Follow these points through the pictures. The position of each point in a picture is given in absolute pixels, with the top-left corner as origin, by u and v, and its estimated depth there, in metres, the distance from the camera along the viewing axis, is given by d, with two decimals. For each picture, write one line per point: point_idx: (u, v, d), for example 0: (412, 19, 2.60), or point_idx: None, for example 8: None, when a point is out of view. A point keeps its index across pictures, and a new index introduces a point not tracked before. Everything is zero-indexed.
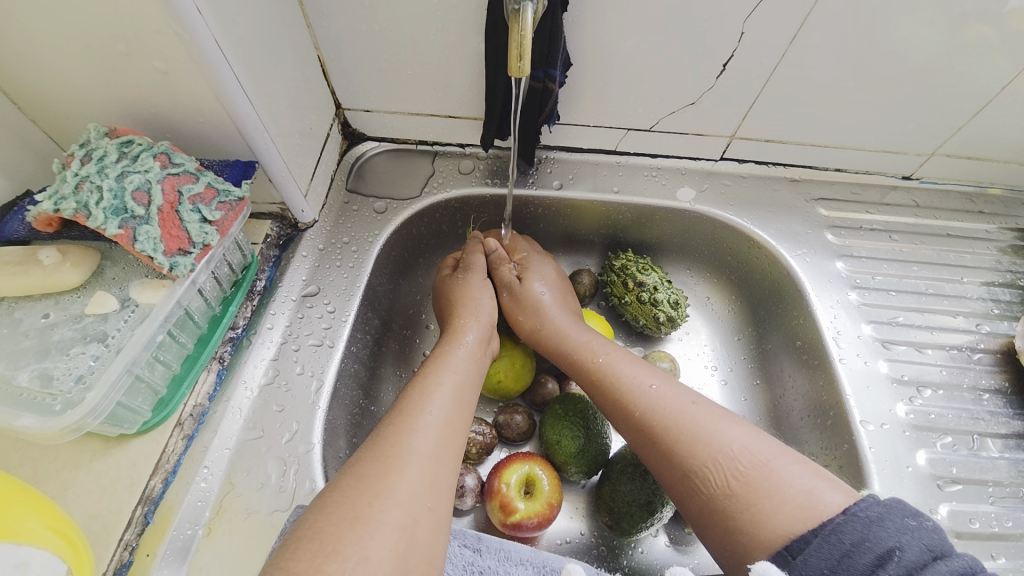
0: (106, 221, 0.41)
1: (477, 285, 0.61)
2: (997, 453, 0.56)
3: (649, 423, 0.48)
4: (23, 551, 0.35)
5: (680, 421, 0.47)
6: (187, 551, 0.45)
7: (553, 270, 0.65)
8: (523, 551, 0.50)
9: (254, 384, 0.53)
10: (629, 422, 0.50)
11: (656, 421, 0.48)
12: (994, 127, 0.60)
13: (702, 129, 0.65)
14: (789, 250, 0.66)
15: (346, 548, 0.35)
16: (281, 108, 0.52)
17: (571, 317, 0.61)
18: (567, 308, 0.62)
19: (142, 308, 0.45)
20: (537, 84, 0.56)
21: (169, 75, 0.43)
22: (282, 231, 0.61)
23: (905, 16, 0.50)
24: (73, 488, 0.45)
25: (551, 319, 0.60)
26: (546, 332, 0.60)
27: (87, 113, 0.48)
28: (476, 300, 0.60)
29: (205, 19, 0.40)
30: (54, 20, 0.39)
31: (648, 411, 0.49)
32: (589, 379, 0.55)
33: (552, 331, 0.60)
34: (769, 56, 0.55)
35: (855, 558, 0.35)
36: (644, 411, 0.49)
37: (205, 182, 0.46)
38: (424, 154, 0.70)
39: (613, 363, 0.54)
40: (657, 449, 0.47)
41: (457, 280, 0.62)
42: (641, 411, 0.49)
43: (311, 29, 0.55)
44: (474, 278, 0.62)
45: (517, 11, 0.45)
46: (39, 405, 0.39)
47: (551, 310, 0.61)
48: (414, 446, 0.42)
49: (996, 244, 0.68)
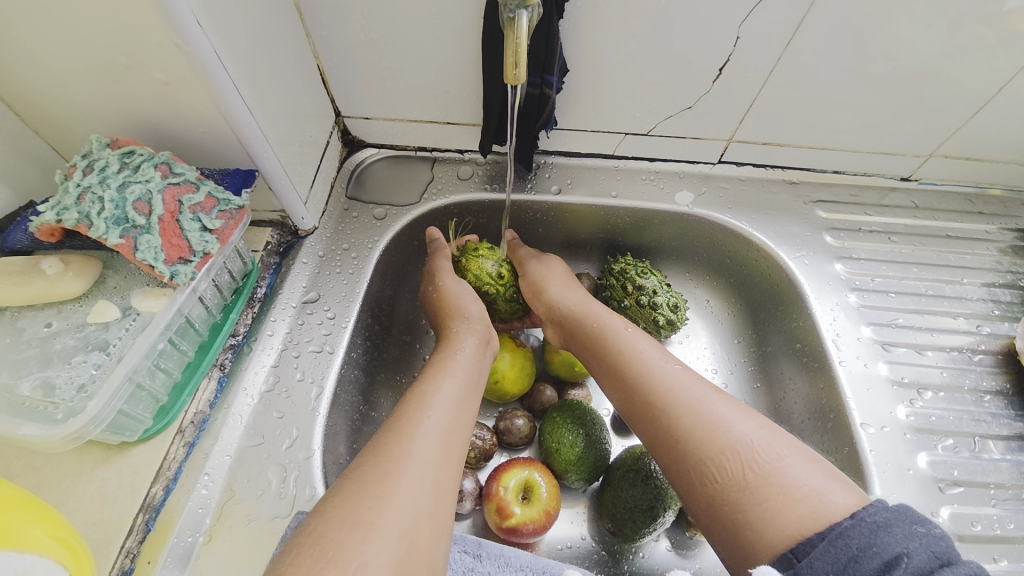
0: (106, 231, 0.41)
1: (457, 291, 0.61)
2: (999, 455, 0.56)
3: (665, 410, 0.48)
4: (25, 558, 0.35)
5: (699, 409, 0.47)
6: (187, 558, 0.45)
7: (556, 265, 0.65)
8: (523, 557, 0.50)
9: (254, 391, 0.53)
10: (645, 406, 0.50)
11: (675, 407, 0.48)
12: (991, 128, 0.60)
13: (700, 133, 0.65)
14: (788, 253, 0.66)
15: (347, 554, 0.35)
16: (281, 117, 0.52)
17: (592, 301, 0.62)
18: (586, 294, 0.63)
19: (143, 316, 0.45)
20: (534, 91, 0.57)
21: (170, 86, 0.44)
22: (283, 238, 0.62)
23: (900, 19, 0.50)
24: (75, 496, 0.45)
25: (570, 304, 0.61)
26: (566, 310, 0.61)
27: (89, 124, 0.49)
28: (462, 306, 0.59)
29: (205, 30, 0.40)
30: (56, 33, 0.40)
31: (667, 396, 0.49)
32: (608, 360, 0.55)
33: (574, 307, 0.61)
34: (765, 59, 0.55)
35: (862, 562, 0.35)
36: (663, 396, 0.49)
37: (205, 191, 0.47)
38: (423, 160, 0.70)
39: (631, 351, 0.54)
40: (671, 436, 0.47)
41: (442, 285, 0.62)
42: (658, 399, 0.50)
43: (311, 38, 0.56)
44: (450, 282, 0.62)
45: (512, 20, 0.45)
46: (41, 414, 0.40)
47: (576, 290, 0.62)
48: (416, 452, 0.42)
49: (996, 245, 0.68)
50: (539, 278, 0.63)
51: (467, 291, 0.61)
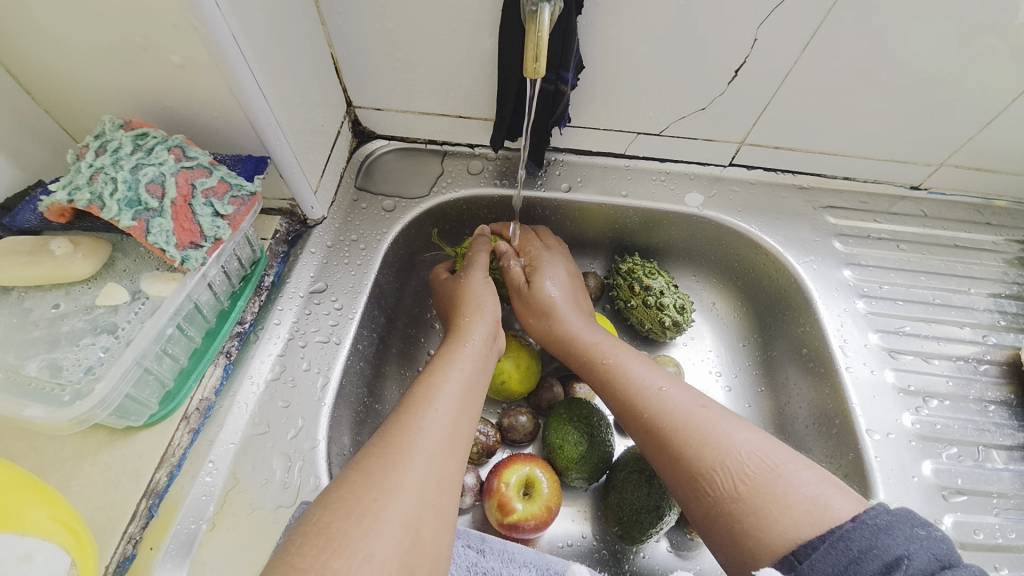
0: (119, 213, 0.41)
1: (475, 282, 0.60)
2: (1001, 465, 0.56)
3: (657, 426, 0.48)
4: (27, 541, 0.35)
5: (689, 424, 0.47)
6: (190, 546, 0.45)
7: (560, 273, 0.63)
8: (526, 553, 0.50)
9: (260, 379, 0.53)
10: (637, 422, 0.50)
11: (667, 423, 0.48)
12: (1003, 139, 0.60)
13: (712, 135, 0.65)
14: (797, 257, 0.66)
15: (352, 544, 0.35)
16: (294, 104, 0.52)
17: (579, 326, 0.60)
18: (574, 316, 0.61)
19: (152, 301, 0.45)
20: (549, 86, 0.56)
21: (185, 69, 0.43)
22: (291, 227, 0.61)
23: (917, 28, 0.50)
24: (78, 479, 0.45)
25: (560, 327, 0.60)
26: (558, 331, 0.60)
27: (100, 104, 0.48)
28: (479, 298, 0.59)
29: (223, 14, 0.40)
30: (71, 11, 0.39)
31: (658, 411, 0.49)
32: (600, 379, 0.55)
33: (566, 325, 0.60)
34: (781, 63, 0.55)
35: (863, 564, 0.35)
36: (655, 412, 0.49)
37: (217, 176, 0.46)
38: (433, 153, 0.70)
39: (619, 370, 0.54)
40: (665, 452, 0.47)
41: (458, 280, 0.61)
42: (648, 417, 0.49)
43: (325, 27, 0.55)
44: (475, 275, 0.61)
45: (533, 13, 0.45)
46: (48, 396, 0.39)
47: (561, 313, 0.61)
48: (420, 444, 0.42)
49: (1003, 256, 0.68)
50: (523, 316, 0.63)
51: (489, 285, 0.60)
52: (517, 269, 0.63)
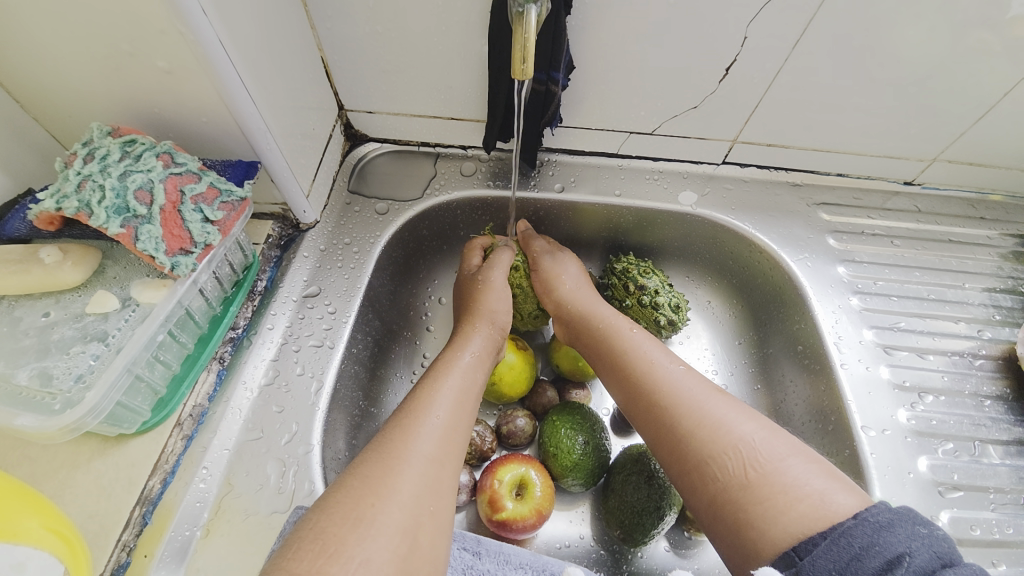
0: (107, 220, 0.41)
1: (495, 284, 0.61)
2: (998, 459, 0.56)
3: (669, 407, 0.48)
4: (20, 551, 0.35)
5: (701, 409, 0.47)
6: (185, 553, 0.44)
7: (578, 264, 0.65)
8: (522, 554, 0.50)
9: (253, 385, 0.53)
10: (649, 404, 0.50)
11: (677, 407, 0.48)
12: (995, 133, 0.60)
13: (704, 133, 0.65)
14: (791, 255, 0.66)
15: (348, 549, 0.34)
16: (284, 109, 0.52)
17: (598, 303, 0.61)
18: (596, 295, 0.62)
19: (142, 307, 0.45)
20: (540, 87, 0.56)
21: (173, 75, 0.43)
22: (284, 232, 0.61)
23: (907, 24, 0.50)
24: (71, 488, 0.45)
25: (580, 300, 0.61)
26: (578, 304, 0.61)
27: (91, 112, 0.48)
28: (493, 309, 0.59)
29: (210, 18, 0.40)
30: (58, 18, 0.39)
31: (672, 394, 0.49)
32: (612, 363, 0.55)
33: (587, 303, 0.61)
34: (771, 60, 0.55)
35: (864, 562, 0.35)
36: (667, 395, 0.49)
37: (207, 182, 0.46)
38: (426, 155, 0.70)
39: (632, 352, 0.54)
40: (676, 433, 0.47)
41: (478, 276, 0.62)
42: (659, 399, 0.49)
43: (315, 31, 0.55)
44: (495, 272, 0.62)
45: (521, 14, 0.45)
46: (38, 405, 0.39)
47: (583, 289, 0.62)
48: (416, 448, 0.42)
49: (998, 251, 0.68)
50: (549, 281, 0.63)
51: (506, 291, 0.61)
52: (541, 242, 0.66)
